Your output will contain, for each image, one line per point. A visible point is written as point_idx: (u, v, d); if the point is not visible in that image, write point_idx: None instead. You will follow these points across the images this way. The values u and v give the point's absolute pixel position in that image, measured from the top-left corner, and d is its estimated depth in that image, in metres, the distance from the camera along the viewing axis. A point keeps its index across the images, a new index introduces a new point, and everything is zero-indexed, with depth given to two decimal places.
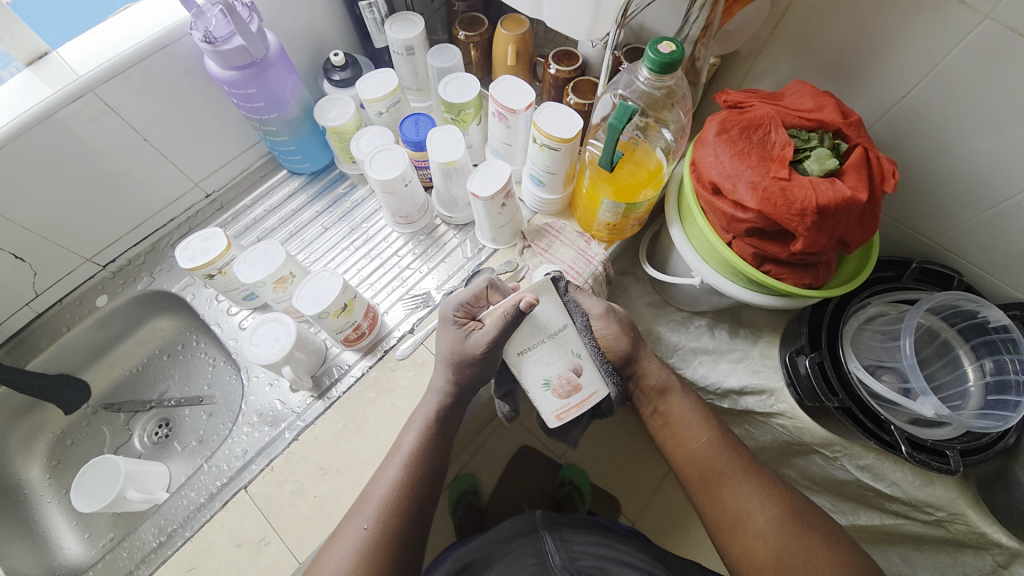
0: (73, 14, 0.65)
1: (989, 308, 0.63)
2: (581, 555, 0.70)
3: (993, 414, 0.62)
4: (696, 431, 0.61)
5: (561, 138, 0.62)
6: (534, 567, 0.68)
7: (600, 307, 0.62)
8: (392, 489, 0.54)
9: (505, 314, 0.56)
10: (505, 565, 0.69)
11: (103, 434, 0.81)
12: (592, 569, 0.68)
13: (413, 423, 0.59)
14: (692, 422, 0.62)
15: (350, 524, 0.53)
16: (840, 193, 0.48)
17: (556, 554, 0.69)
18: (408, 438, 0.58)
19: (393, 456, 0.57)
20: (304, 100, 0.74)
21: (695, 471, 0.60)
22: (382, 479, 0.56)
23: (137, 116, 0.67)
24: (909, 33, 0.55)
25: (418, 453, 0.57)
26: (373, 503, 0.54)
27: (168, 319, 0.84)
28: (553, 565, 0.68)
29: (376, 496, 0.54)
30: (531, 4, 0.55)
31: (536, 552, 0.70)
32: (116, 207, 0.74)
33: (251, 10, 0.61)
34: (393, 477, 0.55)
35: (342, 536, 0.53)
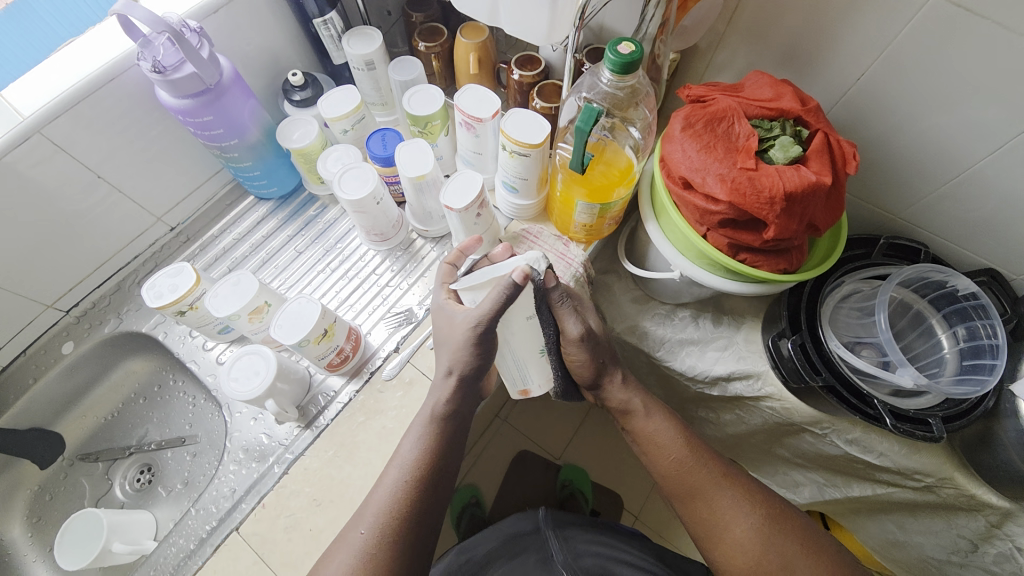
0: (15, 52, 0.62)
1: (957, 277, 0.65)
2: (585, 554, 0.70)
3: (971, 379, 0.65)
4: (669, 448, 0.64)
5: (529, 144, 0.62)
6: (538, 566, 0.69)
7: (578, 331, 0.61)
8: (393, 497, 0.53)
9: (501, 291, 0.52)
10: (509, 566, 0.70)
11: (82, 486, 0.77)
12: (596, 567, 0.68)
13: (413, 431, 0.58)
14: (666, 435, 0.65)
15: (351, 530, 0.52)
16: (805, 179, 0.49)
17: (560, 553, 0.70)
18: (407, 446, 0.57)
19: (392, 465, 0.56)
20: (265, 124, 0.73)
21: (675, 483, 0.63)
22: (383, 484, 0.55)
23: (88, 153, 0.64)
24: (860, 15, 0.57)
25: (423, 462, 0.55)
26: (371, 508, 0.53)
27: (141, 361, 0.81)
28: (557, 563, 0.69)
29: (378, 503, 0.53)
30: (487, 12, 0.55)
31: (539, 550, 0.71)
32: (75, 249, 0.71)
33: (201, 36, 0.59)
34: (393, 483, 0.54)
35: (343, 541, 0.52)
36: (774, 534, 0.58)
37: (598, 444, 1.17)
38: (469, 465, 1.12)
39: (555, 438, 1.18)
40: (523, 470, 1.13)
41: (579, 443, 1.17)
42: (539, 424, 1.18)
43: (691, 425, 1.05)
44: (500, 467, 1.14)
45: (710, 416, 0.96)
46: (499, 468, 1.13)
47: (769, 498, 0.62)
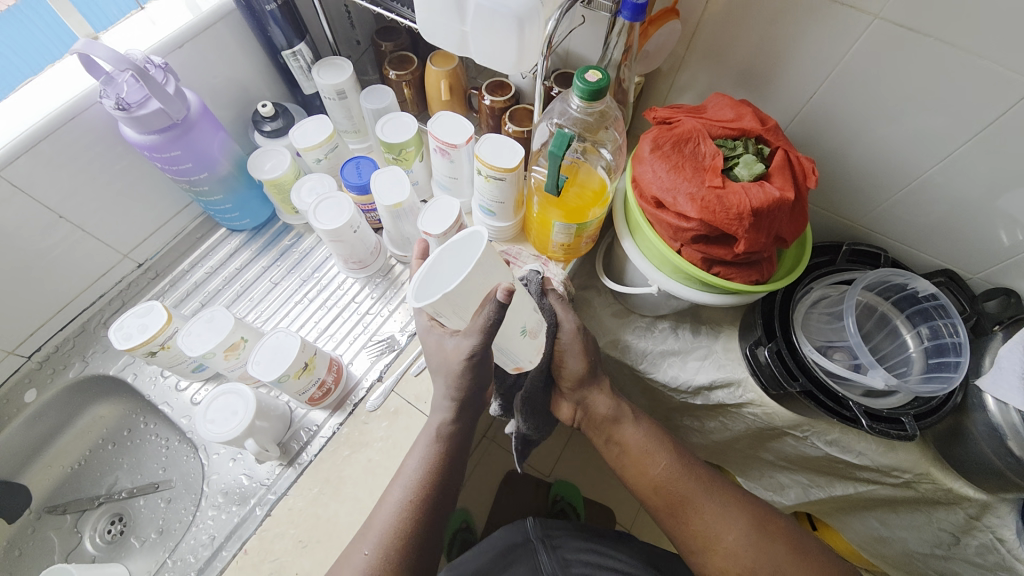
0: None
1: (916, 280, 0.68)
2: (574, 562, 0.70)
3: (938, 377, 0.67)
4: (655, 459, 0.64)
5: (504, 169, 0.63)
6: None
7: (572, 322, 0.63)
8: (397, 515, 0.54)
9: (488, 313, 0.47)
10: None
11: (51, 541, 0.72)
12: None
13: (418, 446, 0.58)
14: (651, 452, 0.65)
15: (355, 550, 0.52)
16: (770, 195, 0.52)
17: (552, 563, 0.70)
18: (412, 460, 0.57)
19: (397, 480, 0.57)
20: (236, 156, 0.72)
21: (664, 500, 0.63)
22: (387, 502, 0.55)
23: (47, 192, 0.62)
24: (810, 37, 0.60)
25: (422, 479, 0.56)
26: (374, 530, 0.53)
27: (110, 404, 0.78)
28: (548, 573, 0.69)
29: (381, 527, 0.53)
30: (457, 42, 0.56)
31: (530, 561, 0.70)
32: (36, 292, 0.68)
33: (166, 72, 0.59)
34: (394, 503, 0.54)
35: (346, 562, 0.52)
36: (761, 537, 0.59)
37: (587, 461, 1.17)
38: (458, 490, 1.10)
39: (543, 457, 1.18)
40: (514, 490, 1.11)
41: (567, 459, 1.17)
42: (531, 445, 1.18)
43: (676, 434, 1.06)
44: (490, 488, 1.12)
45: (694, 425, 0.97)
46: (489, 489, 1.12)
47: (751, 500, 0.63)
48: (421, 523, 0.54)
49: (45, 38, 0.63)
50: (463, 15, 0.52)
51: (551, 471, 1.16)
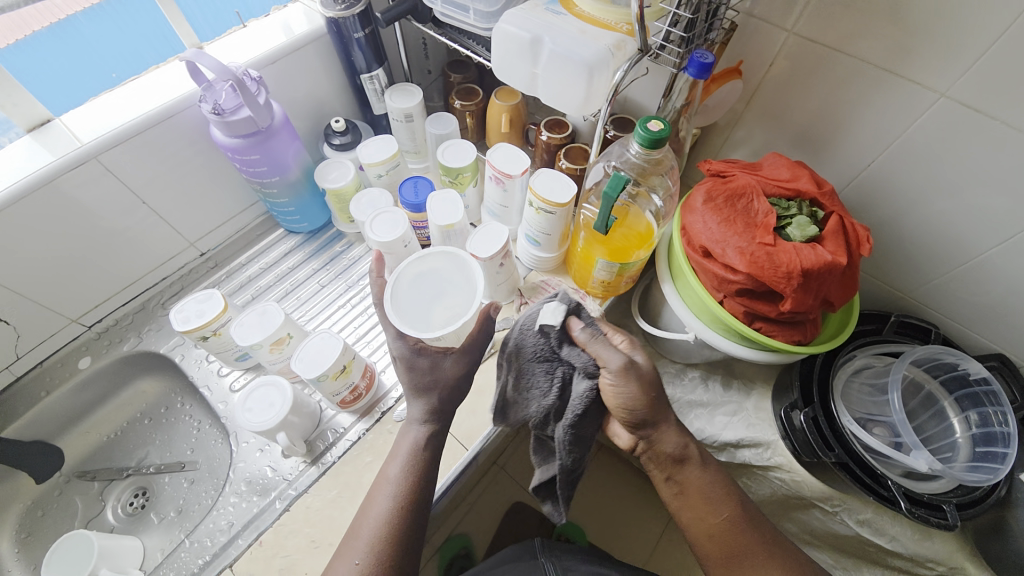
0: (71, 80, 0.65)
1: (968, 361, 0.66)
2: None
3: (984, 466, 0.64)
4: (717, 507, 0.58)
5: (556, 203, 0.65)
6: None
7: (618, 360, 0.53)
8: (383, 524, 0.52)
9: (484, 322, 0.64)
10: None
11: (75, 505, 0.76)
12: None
13: (399, 453, 0.57)
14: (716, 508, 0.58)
15: (341, 563, 0.50)
16: (822, 258, 0.52)
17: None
18: (393, 467, 0.56)
19: (380, 487, 0.55)
20: (306, 164, 0.77)
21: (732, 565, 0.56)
22: (371, 512, 0.53)
23: (134, 178, 0.68)
24: (872, 108, 0.61)
25: (408, 485, 0.54)
26: (363, 539, 0.51)
27: (153, 380, 0.82)
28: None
29: (368, 539, 0.51)
30: (526, 81, 0.59)
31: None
32: (108, 267, 0.73)
33: (260, 84, 0.64)
34: (383, 512, 0.52)
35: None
36: None
37: (596, 501, 1.09)
38: (461, 514, 1.07)
39: (551, 490, 1.11)
40: (518, 522, 1.07)
41: (576, 497, 1.10)
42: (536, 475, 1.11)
43: None
44: (494, 518, 1.08)
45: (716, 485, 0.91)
46: (492, 517, 1.07)
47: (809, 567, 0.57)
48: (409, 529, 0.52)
49: (140, 45, 0.69)
50: (536, 59, 0.56)
51: (558, 510, 1.08)
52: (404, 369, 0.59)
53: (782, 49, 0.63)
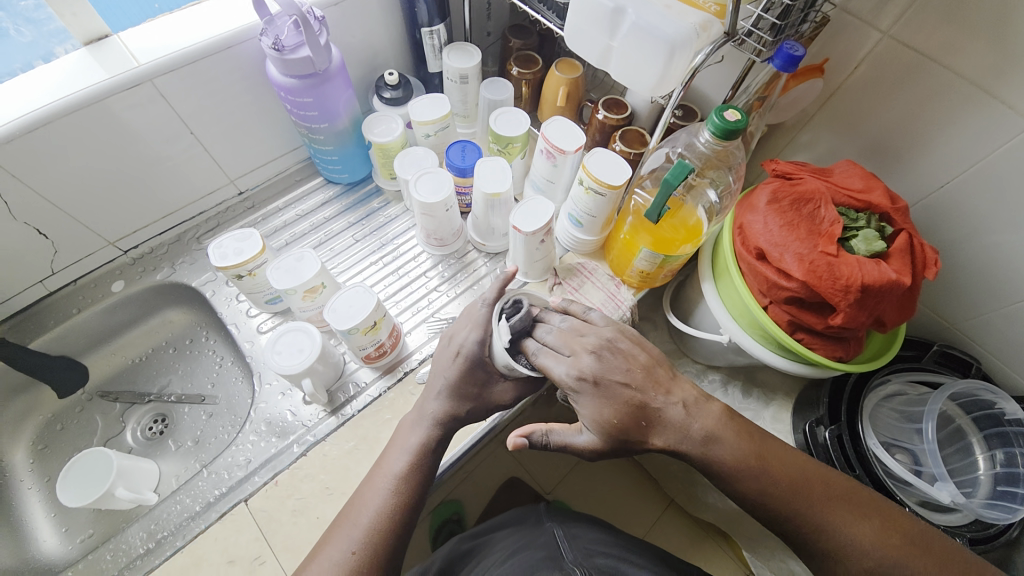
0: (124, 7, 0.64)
1: (1006, 401, 0.63)
2: (595, 554, 0.62)
3: (1001, 505, 0.62)
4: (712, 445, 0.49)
5: (608, 185, 0.63)
6: (546, 560, 0.59)
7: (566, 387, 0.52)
8: (380, 514, 0.51)
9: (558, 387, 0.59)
10: (516, 561, 0.60)
11: (95, 423, 0.78)
12: (608, 565, 0.60)
13: (402, 448, 0.56)
14: (851, 545, 0.46)
15: (334, 547, 0.49)
16: (885, 276, 0.50)
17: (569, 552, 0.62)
18: (399, 463, 0.54)
19: (380, 480, 0.53)
20: (355, 115, 0.75)
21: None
22: (368, 502, 0.52)
23: (184, 106, 0.66)
24: (955, 128, 0.57)
25: (409, 478, 0.53)
26: (360, 526, 0.50)
27: (180, 311, 0.83)
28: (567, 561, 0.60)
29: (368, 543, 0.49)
30: (599, 53, 0.57)
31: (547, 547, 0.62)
32: (149, 195, 0.73)
33: (322, 24, 0.62)
34: (383, 506, 0.51)
35: (324, 558, 0.48)
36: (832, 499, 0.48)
37: (593, 487, 1.09)
38: (458, 481, 1.08)
39: (550, 471, 1.10)
40: (511, 495, 1.06)
41: (574, 480, 1.10)
42: (539, 456, 1.11)
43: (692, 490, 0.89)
44: (489, 490, 1.08)
45: (717, 501, 0.85)
46: (488, 489, 1.07)
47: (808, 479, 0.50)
48: (403, 526, 0.51)
49: None
50: (614, 32, 0.53)
51: (553, 488, 1.09)
52: (461, 370, 0.57)
53: (869, 54, 0.59)
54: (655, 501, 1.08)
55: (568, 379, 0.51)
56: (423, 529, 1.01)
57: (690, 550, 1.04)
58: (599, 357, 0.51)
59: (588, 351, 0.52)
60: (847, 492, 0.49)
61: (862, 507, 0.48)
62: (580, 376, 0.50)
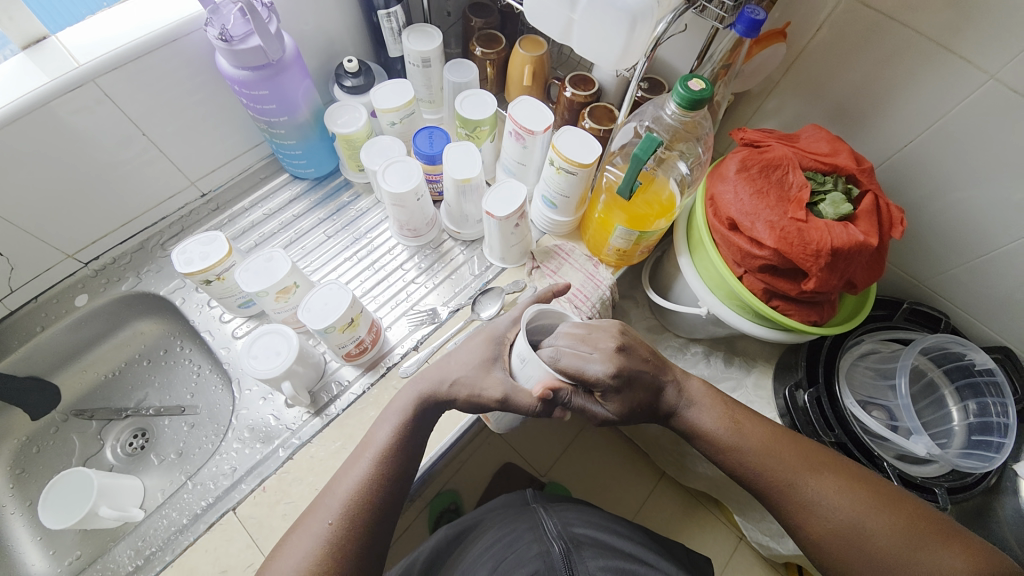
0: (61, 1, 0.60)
1: (976, 351, 0.65)
2: (576, 523, 0.63)
3: (977, 454, 0.65)
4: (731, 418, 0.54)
5: (579, 163, 0.62)
6: (528, 532, 0.60)
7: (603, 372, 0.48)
8: (360, 485, 0.50)
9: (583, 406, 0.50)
10: (499, 531, 0.63)
11: (72, 443, 0.75)
12: (587, 537, 0.61)
13: (387, 419, 0.54)
14: (818, 496, 0.50)
15: (314, 517, 0.49)
16: (854, 237, 0.50)
17: (551, 522, 0.62)
18: (382, 433, 0.53)
19: (364, 451, 0.52)
20: (316, 106, 0.73)
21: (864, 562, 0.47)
22: (348, 476, 0.51)
23: (133, 107, 0.63)
24: (914, 87, 0.58)
25: (403, 470, 0.52)
26: (337, 498, 0.49)
27: (151, 322, 0.80)
28: (549, 533, 0.60)
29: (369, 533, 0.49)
30: (561, 29, 0.55)
31: (530, 519, 0.63)
32: (105, 203, 0.70)
33: (271, 11, 0.59)
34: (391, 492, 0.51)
35: (304, 528, 0.48)
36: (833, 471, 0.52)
37: (584, 462, 1.11)
38: (452, 470, 1.08)
39: (542, 453, 1.11)
40: (507, 482, 1.06)
41: (567, 460, 1.11)
42: (531, 440, 1.13)
43: (681, 459, 0.92)
44: (484, 476, 1.08)
45: (706, 469, 0.87)
46: (483, 476, 1.08)
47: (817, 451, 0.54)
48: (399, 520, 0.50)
49: None
50: (574, 4, 0.51)
51: (548, 470, 1.10)
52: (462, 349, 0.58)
53: (830, 16, 0.59)
54: (647, 476, 1.11)
55: (603, 377, 0.47)
56: (420, 518, 1.02)
57: (675, 526, 1.06)
58: (622, 350, 0.50)
59: (611, 343, 0.50)
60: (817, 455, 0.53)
61: (833, 467, 0.52)
62: (617, 373, 0.48)
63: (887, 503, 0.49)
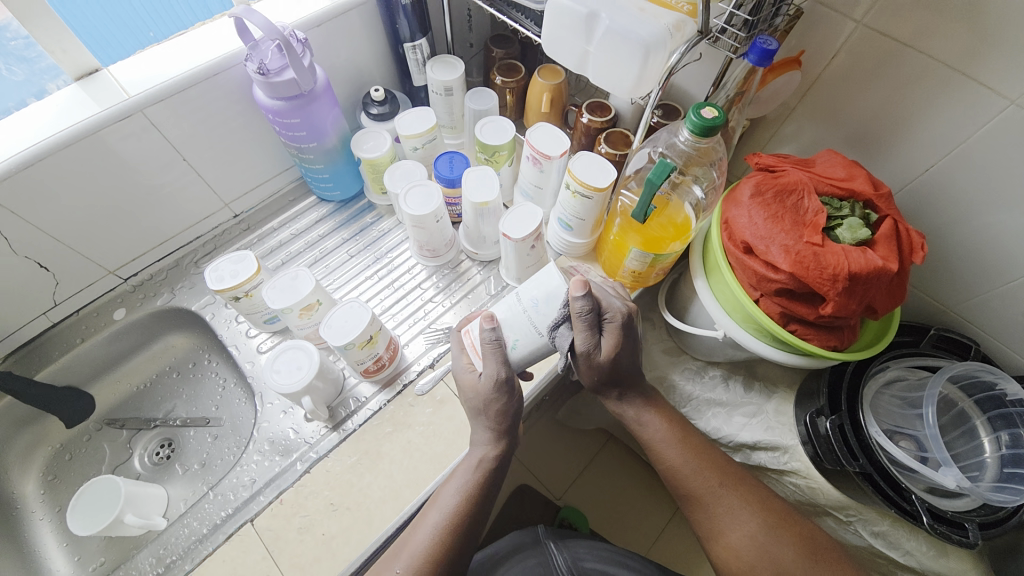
0: (113, 35, 0.64)
1: (1007, 380, 0.63)
2: (586, 557, 0.64)
3: (1010, 487, 0.61)
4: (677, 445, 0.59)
5: (594, 187, 0.63)
6: (537, 568, 0.63)
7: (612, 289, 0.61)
8: (433, 537, 0.51)
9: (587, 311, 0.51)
10: (509, 570, 0.63)
11: (103, 451, 0.79)
12: (596, 572, 0.62)
13: (456, 477, 0.55)
14: (728, 515, 0.56)
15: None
16: (872, 262, 0.50)
17: (561, 556, 0.64)
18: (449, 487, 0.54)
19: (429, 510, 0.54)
20: (343, 132, 0.76)
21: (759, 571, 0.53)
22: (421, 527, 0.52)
23: (175, 134, 0.68)
24: (934, 111, 0.58)
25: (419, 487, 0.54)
26: (406, 555, 0.50)
27: (182, 336, 0.84)
28: (557, 567, 0.63)
29: (414, 547, 0.50)
30: (577, 59, 0.57)
31: (539, 553, 0.65)
32: (146, 223, 0.75)
33: (305, 46, 0.63)
34: (422, 543, 0.51)
35: None
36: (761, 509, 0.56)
37: (601, 487, 1.09)
38: None
39: (558, 476, 1.10)
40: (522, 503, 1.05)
41: (582, 485, 1.10)
42: (547, 462, 1.11)
43: None
44: (499, 497, 1.07)
45: None
46: (498, 497, 1.07)
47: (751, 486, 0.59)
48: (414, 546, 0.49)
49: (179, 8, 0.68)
50: (590, 36, 0.54)
51: (563, 493, 1.08)
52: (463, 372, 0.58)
53: (845, 43, 0.59)
54: (665, 505, 1.07)
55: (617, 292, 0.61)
56: None
57: (695, 561, 1.02)
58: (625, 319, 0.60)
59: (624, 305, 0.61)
60: (744, 489, 0.58)
61: (744, 489, 0.58)
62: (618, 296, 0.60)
63: (793, 527, 0.56)
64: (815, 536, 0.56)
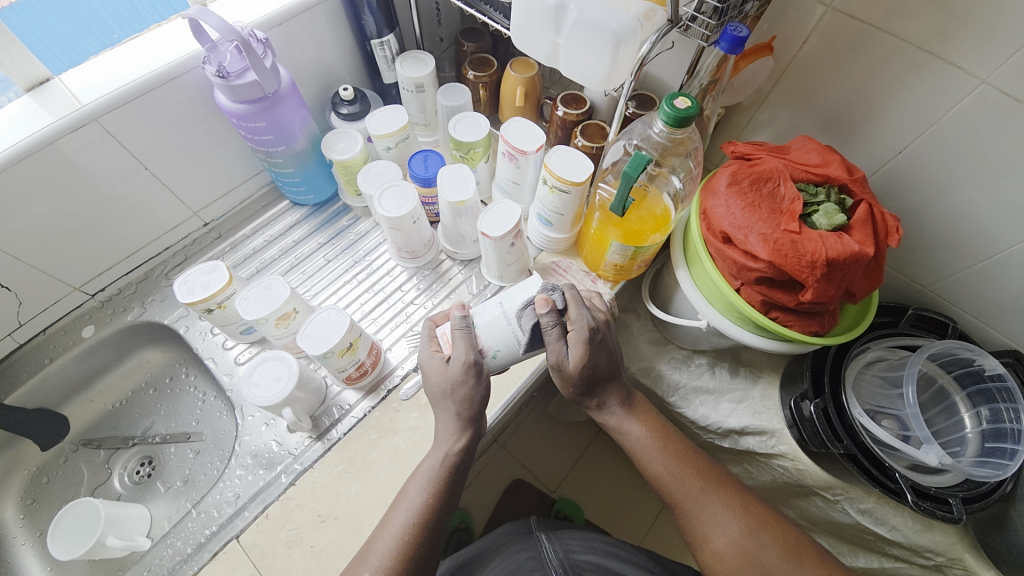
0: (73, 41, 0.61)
1: (985, 357, 0.64)
2: (577, 549, 0.64)
3: (991, 462, 0.63)
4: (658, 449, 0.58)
5: (571, 181, 0.62)
6: (529, 561, 0.62)
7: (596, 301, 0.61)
8: (402, 536, 0.49)
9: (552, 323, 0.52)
10: (502, 563, 0.63)
11: (80, 473, 0.76)
12: (590, 564, 0.61)
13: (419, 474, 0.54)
14: (714, 519, 0.55)
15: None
16: (848, 248, 0.50)
17: (552, 550, 0.63)
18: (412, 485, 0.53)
19: (398, 503, 0.52)
20: (313, 133, 0.74)
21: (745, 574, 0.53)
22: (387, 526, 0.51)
23: (135, 143, 0.65)
24: (906, 93, 0.58)
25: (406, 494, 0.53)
26: (376, 553, 0.48)
27: (157, 350, 0.82)
28: (549, 561, 0.61)
29: (382, 546, 0.49)
30: (548, 52, 0.56)
31: (531, 547, 0.64)
32: (111, 236, 0.72)
33: (266, 46, 0.61)
34: (390, 543, 0.49)
35: None
36: (746, 511, 0.56)
37: (595, 478, 1.10)
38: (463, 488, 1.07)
39: (551, 470, 1.10)
40: (517, 498, 1.05)
41: (575, 477, 1.10)
42: (540, 456, 1.11)
43: None
44: (493, 494, 1.07)
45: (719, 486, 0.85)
46: (492, 494, 1.07)
47: (734, 487, 0.58)
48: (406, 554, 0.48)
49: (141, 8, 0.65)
50: (559, 28, 0.52)
51: (557, 486, 1.09)
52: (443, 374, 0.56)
53: (816, 27, 0.59)
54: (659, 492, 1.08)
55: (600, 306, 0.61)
56: None
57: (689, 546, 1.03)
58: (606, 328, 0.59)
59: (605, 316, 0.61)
60: (728, 491, 0.57)
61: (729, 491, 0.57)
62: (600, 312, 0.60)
63: (778, 528, 0.55)
64: (799, 537, 0.55)
